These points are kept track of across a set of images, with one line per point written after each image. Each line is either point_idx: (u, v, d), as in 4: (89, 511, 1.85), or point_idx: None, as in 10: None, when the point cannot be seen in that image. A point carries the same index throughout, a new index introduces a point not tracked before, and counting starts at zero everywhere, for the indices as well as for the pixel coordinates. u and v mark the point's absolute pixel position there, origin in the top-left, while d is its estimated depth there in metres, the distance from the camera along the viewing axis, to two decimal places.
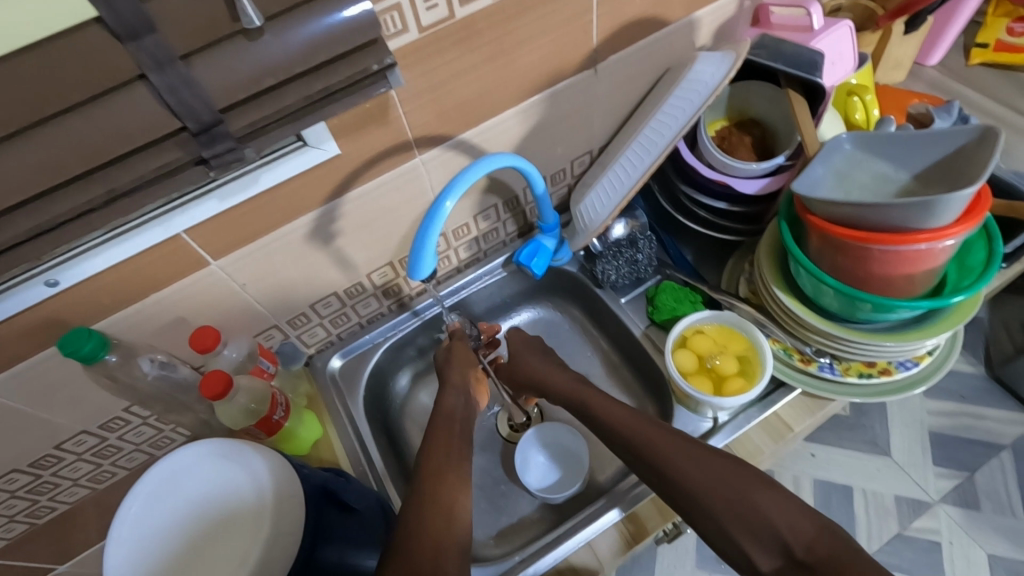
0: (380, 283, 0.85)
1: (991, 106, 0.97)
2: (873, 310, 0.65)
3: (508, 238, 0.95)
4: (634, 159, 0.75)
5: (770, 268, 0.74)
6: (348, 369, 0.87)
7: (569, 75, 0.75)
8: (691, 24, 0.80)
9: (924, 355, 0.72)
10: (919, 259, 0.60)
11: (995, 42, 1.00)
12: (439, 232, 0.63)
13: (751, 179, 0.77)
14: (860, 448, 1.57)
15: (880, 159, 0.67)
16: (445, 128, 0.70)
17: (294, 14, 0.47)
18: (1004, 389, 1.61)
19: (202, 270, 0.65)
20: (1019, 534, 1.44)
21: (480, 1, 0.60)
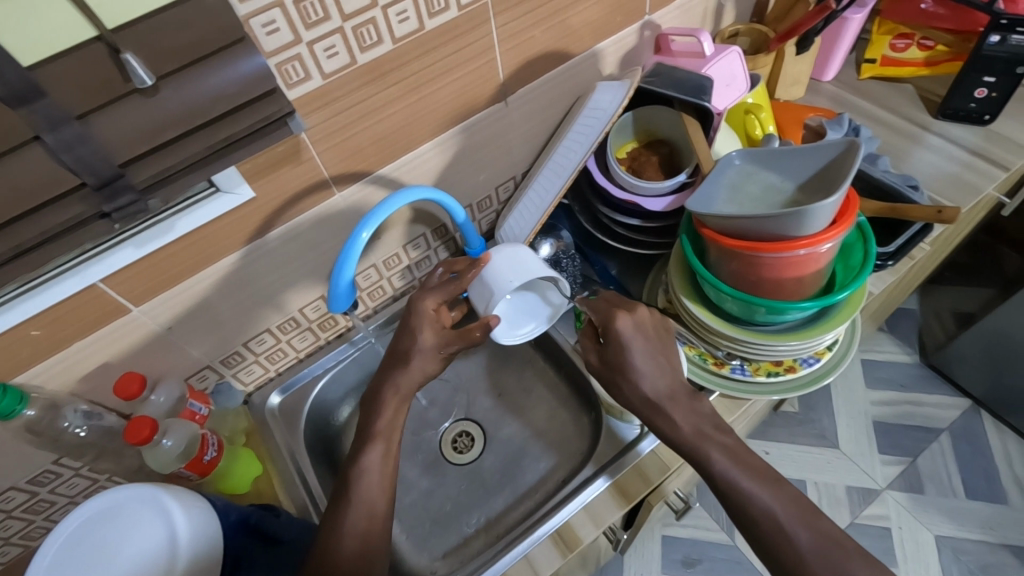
0: (313, 317, 0.87)
1: (882, 115, 1.05)
2: (768, 313, 0.70)
3: (441, 264, 0.98)
4: (546, 183, 0.79)
5: (679, 280, 0.78)
6: (287, 405, 0.88)
7: (481, 108, 0.79)
8: (595, 55, 0.86)
9: (825, 351, 0.77)
10: (802, 264, 0.65)
11: (881, 57, 1.07)
12: (356, 265, 0.66)
13: (659, 197, 0.81)
14: (810, 443, 1.64)
15: (768, 172, 0.72)
16: (362, 165, 0.73)
17: (190, 70, 0.49)
18: (940, 376, 1.70)
19: (123, 316, 0.66)
20: (962, 514, 1.51)
21: (381, 47, 0.63)
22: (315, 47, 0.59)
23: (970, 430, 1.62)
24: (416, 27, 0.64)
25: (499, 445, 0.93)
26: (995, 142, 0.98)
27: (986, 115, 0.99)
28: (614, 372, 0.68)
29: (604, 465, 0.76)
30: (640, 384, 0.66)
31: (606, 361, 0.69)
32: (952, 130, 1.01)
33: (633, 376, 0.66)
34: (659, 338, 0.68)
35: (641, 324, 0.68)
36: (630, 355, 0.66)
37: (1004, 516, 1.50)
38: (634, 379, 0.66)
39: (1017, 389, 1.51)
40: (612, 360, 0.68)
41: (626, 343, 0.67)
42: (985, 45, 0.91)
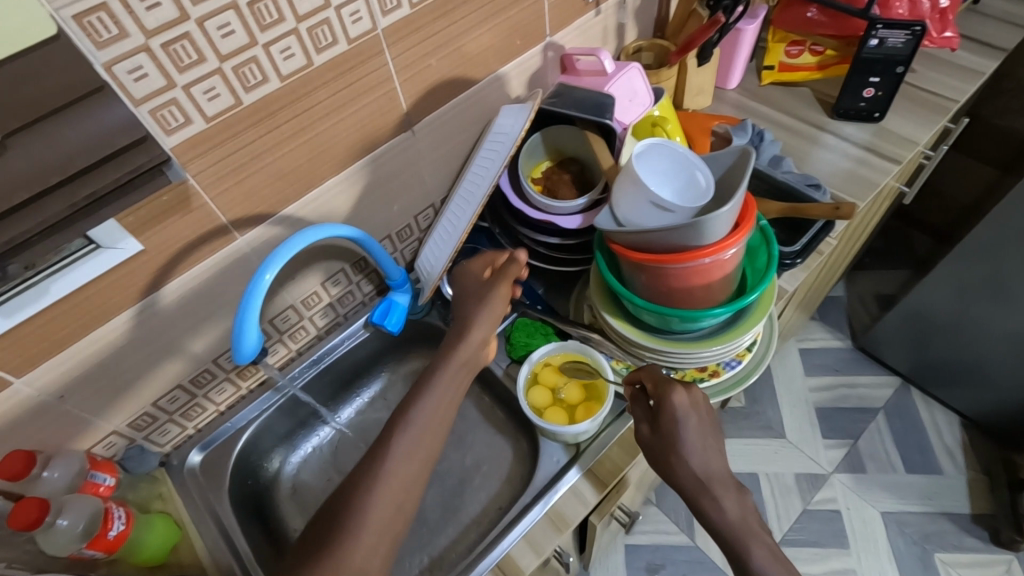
0: (230, 367, 0.83)
1: (784, 119, 1.10)
2: (684, 322, 0.71)
3: (366, 297, 0.95)
4: (457, 211, 0.78)
5: (599, 297, 0.78)
6: (210, 462, 0.84)
7: (386, 139, 0.78)
8: (499, 78, 0.86)
9: (745, 353, 0.79)
10: (708, 271, 0.66)
11: (778, 64, 1.13)
12: (261, 311, 0.63)
13: (572, 216, 0.82)
14: (757, 434, 1.68)
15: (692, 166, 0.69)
16: (262, 206, 0.70)
17: (39, 127, 0.46)
18: (869, 357, 1.78)
19: (4, 389, 0.61)
20: (902, 488, 1.58)
21: (268, 85, 0.62)
22: (192, 90, 0.56)
23: (902, 407, 1.70)
24: (304, 62, 0.63)
25: (440, 479, 0.90)
26: (886, 137, 1.04)
27: (875, 113, 1.05)
28: (659, 448, 0.65)
29: (540, 491, 0.75)
30: (690, 460, 0.63)
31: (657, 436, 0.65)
32: (846, 128, 1.07)
33: (684, 452, 0.63)
34: (711, 418, 0.66)
35: (697, 402, 0.65)
36: (682, 433, 0.63)
37: (940, 485, 1.58)
38: (681, 454, 0.63)
39: (936, 363, 1.59)
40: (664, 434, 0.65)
41: (679, 416, 0.64)
42: (866, 48, 0.98)
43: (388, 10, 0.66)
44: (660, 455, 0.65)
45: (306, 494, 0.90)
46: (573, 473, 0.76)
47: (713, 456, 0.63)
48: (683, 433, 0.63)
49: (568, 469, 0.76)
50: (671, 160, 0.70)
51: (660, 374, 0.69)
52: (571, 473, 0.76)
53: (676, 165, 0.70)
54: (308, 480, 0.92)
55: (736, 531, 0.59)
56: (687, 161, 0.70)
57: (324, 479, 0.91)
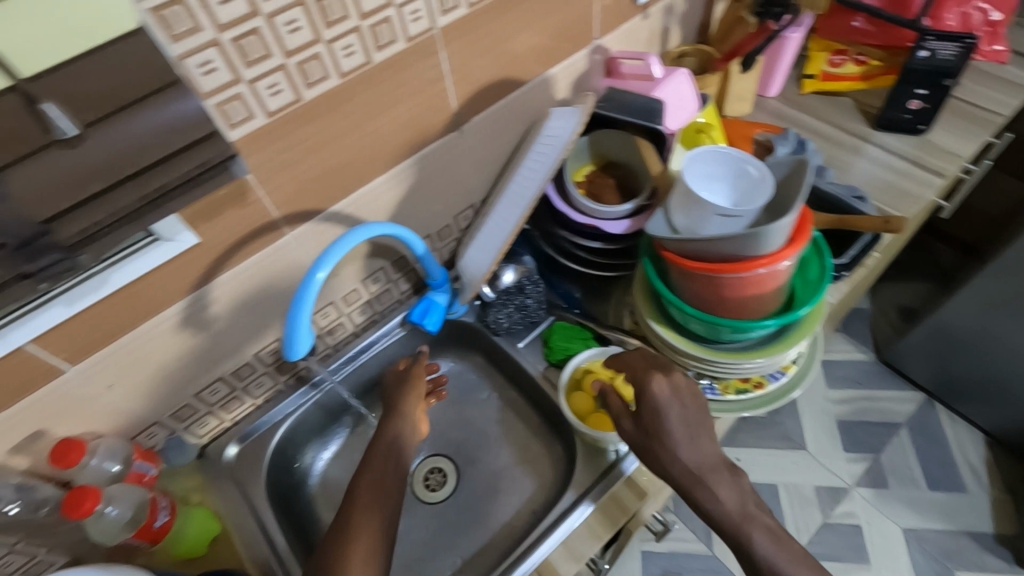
0: (270, 361, 0.83)
1: (825, 128, 1.09)
2: (733, 332, 0.70)
3: (403, 296, 0.95)
4: (505, 212, 0.78)
5: (644, 303, 0.78)
6: (246, 456, 0.83)
7: (434, 139, 0.78)
8: (546, 80, 0.86)
9: (790, 364, 0.78)
10: (762, 283, 0.65)
11: (821, 73, 1.11)
12: (313, 308, 0.63)
13: (618, 220, 0.81)
14: (777, 445, 1.67)
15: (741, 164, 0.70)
16: (312, 202, 0.70)
17: (115, 118, 0.46)
18: (893, 371, 1.76)
19: (58, 377, 0.61)
20: (924, 504, 1.56)
21: (328, 82, 0.61)
22: (257, 86, 0.56)
23: (926, 422, 1.68)
24: (363, 60, 0.63)
25: (471, 480, 0.90)
26: (929, 150, 1.03)
27: (920, 126, 1.04)
28: (645, 445, 0.65)
29: (579, 497, 0.75)
30: (677, 452, 0.62)
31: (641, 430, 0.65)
32: (889, 140, 1.06)
33: (671, 443, 0.63)
34: (696, 403, 0.65)
35: (678, 388, 0.66)
36: (669, 420, 0.63)
37: (962, 503, 1.56)
38: (669, 446, 0.63)
39: (962, 380, 1.57)
40: (649, 427, 0.65)
41: (659, 406, 0.64)
42: (914, 60, 0.96)
43: (447, 10, 0.66)
44: (645, 449, 0.65)
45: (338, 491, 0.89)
46: (587, 507, 0.73)
47: (700, 447, 0.63)
48: (668, 426, 0.63)
49: (581, 501, 0.74)
50: (719, 163, 0.71)
51: (648, 363, 0.69)
52: (583, 507, 0.74)
53: (727, 168, 0.71)
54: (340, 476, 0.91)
55: (785, 546, 0.59)
56: (737, 159, 0.70)
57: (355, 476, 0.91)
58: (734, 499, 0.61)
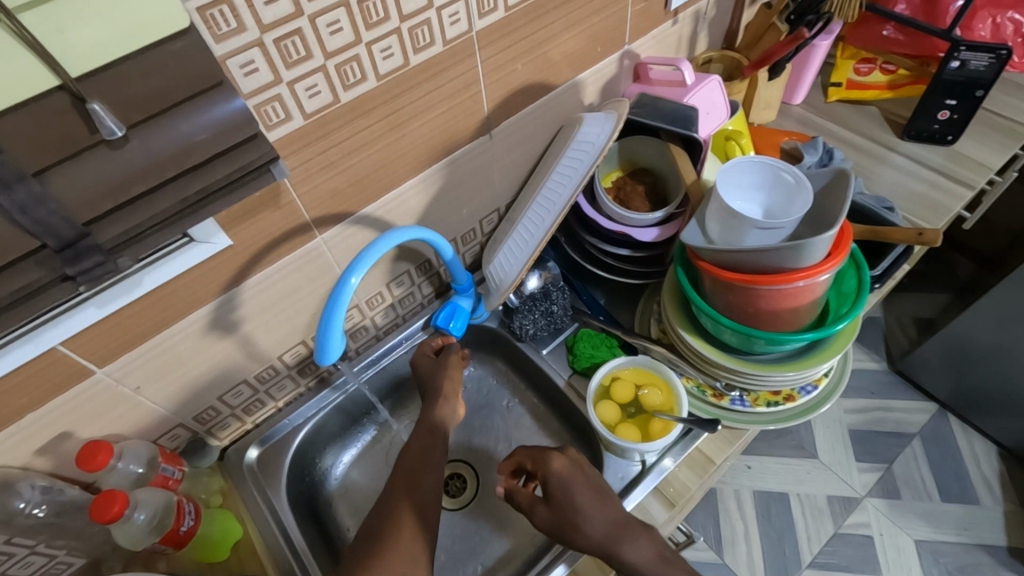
0: (292, 363, 0.82)
1: (851, 137, 1.08)
2: (767, 344, 0.69)
3: (425, 299, 0.95)
4: (535, 218, 0.77)
5: (674, 311, 0.77)
6: (267, 458, 0.82)
7: (464, 142, 0.77)
8: (576, 85, 0.85)
9: (822, 377, 0.76)
10: (800, 295, 0.64)
11: (847, 81, 1.11)
12: (344, 314, 0.62)
13: (648, 228, 0.80)
14: (789, 454, 1.66)
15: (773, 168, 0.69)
16: (343, 205, 0.70)
17: (161, 119, 0.45)
18: (906, 381, 1.75)
19: (87, 378, 0.60)
20: (937, 516, 1.55)
21: (366, 84, 0.61)
22: (297, 87, 0.56)
23: (939, 433, 1.67)
24: (401, 63, 0.62)
25: (492, 486, 0.89)
26: (956, 161, 1.02)
27: (948, 136, 1.02)
28: (561, 524, 0.63)
29: None
30: (585, 529, 0.61)
31: (555, 511, 0.63)
32: (916, 150, 1.05)
33: (580, 519, 0.62)
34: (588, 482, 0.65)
35: (575, 463, 0.67)
36: (578, 495, 0.63)
37: (976, 515, 1.55)
38: (583, 520, 0.61)
39: (976, 392, 1.56)
40: (557, 507, 0.63)
41: (567, 481, 0.64)
42: (946, 70, 0.96)
43: (485, 13, 0.65)
44: (569, 528, 0.62)
45: (358, 495, 0.88)
46: (562, 569, 0.71)
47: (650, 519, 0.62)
48: (586, 499, 0.63)
49: (554, 565, 0.72)
50: (754, 171, 0.71)
51: (531, 449, 0.69)
52: None
53: (761, 175, 0.70)
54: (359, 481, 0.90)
55: None
56: (771, 166, 0.69)
57: (375, 481, 0.90)
58: (658, 552, 0.59)
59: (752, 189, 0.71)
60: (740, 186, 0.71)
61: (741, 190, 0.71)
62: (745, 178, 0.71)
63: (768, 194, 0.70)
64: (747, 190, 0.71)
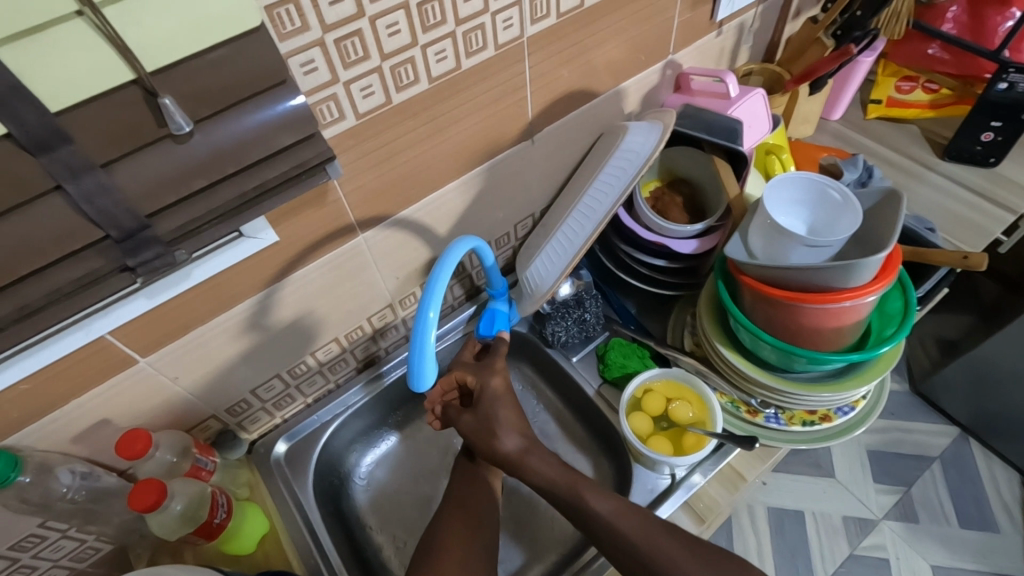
0: (324, 360, 0.82)
1: (890, 156, 1.06)
2: (808, 363, 0.68)
3: (456, 301, 0.95)
4: (575, 226, 0.76)
5: (710, 324, 0.76)
6: (295, 453, 0.83)
7: (505, 147, 0.77)
8: (619, 93, 0.85)
9: (859, 399, 0.75)
10: (845, 315, 0.63)
11: (887, 98, 1.09)
12: (434, 341, 0.62)
13: (686, 240, 0.80)
14: (806, 472, 1.64)
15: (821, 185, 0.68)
16: (386, 206, 0.70)
17: (226, 115, 0.45)
18: (928, 404, 1.72)
19: (129, 368, 0.61)
20: (956, 543, 1.52)
21: (417, 86, 0.61)
22: (352, 87, 0.56)
23: (960, 458, 1.64)
24: (453, 66, 0.62)
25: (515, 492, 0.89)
26: (998, 184, 1.00)
27: (990, 158, 1.01)
28: (481, 432, 0.67)
29: None
30: (503, 443, 0.65)
31: (476, 421, 0.68)
32: (957, 171, 1.03)
33: (498, 432, 0.66)
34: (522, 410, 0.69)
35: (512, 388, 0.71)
36: (500, 411, 0.67)
37: (995, 544, 1.52)
38: (500, 434, 0.65)
39: (1001, 419, 1.53)
40: (483, 420, 0.67)
41: (498, 398, 0.68)
42: (992, 92, 0.94)
43: (537, 19, 0.65)
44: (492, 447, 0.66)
45: (383, 494, 0.88)
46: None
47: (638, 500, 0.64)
48: (509, 417, 0.67)
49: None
50: (800, 187, 0.69)
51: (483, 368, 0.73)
52: None
53: (808, 191, 0.69)
54: (383, 480, 0.90)
55: None
56: (819, 182, 0.68)
57: (399, 481, 0.90)
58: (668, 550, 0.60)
59: (799, 206, 0.70)
60: (787, 203, 0.70)
61: (787, 207, 0.70)
62: (791, 194, 0.70)
63: (815, 211, 0.69)
64: (793, 207, 0.70)
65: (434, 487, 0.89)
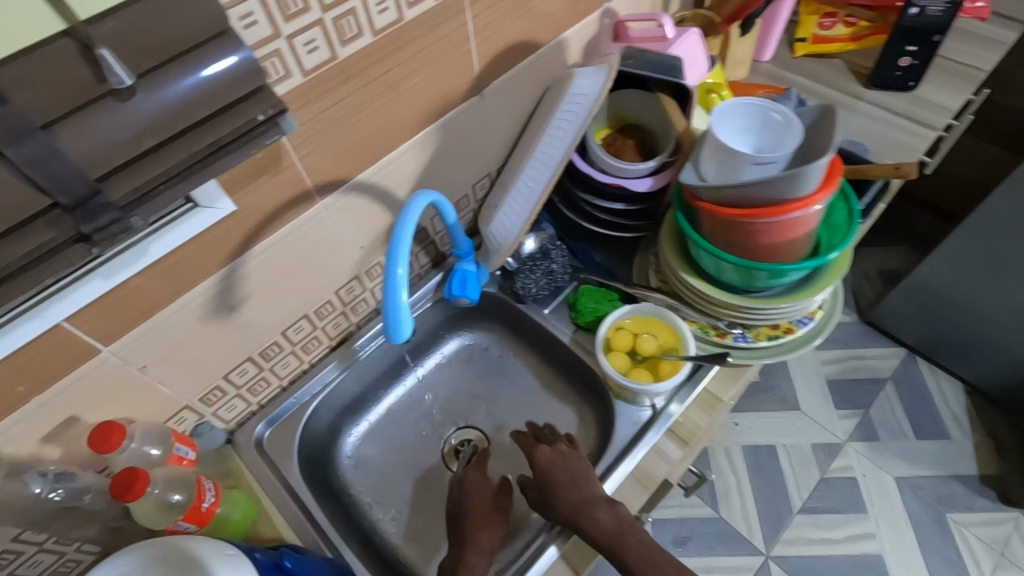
0: (296, 339, 0.81)
1: (821, 89, 1.12)
2: (768, 277, 0.71)
3: (422, 270, 0.94)
4: (533, 174, 0.77)
5: (673, 255, 0.79)
6: (277, 438, 0.81)
7: (456, 103, 0.77)
8: (561, 43, 0.86)
9: (816, 310, 0.78)
10: (797, 226, 0.67)
11: (812, 36, 1.15)
12: (406, 291, 0.61)
13: (641, 178, 0.81)
14: (773, 408, 1.72)
15: (761, 112, 0.72)
16: (342, 170, 0.69)
17: (170, 67, 0.44)
18: (877, 331, 1.82)
19: (92, 359, 0.58)
20: (914, 454, 1.63)
21: (362, 40, 0.60)
22: (295, 41, 0.55)
23: (910, 377, 1.75)
24: (395, 17, 0.61)
25: (503, 449, 0.91)
26: (918, 105, 1.07)
27: (909, 82, 1.07)
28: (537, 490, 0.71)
29: (625, 450, 0.76)
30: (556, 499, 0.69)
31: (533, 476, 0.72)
32: (881, 97, 1.09)
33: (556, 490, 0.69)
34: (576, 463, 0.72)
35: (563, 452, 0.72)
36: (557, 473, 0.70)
37: (949, 450, 1.64)
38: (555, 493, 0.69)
39: (943, 335, 1.64)
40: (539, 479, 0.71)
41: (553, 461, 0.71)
42: (906, 17, 0.99)
43: None
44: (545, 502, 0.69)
45: (372, 469, 0.88)
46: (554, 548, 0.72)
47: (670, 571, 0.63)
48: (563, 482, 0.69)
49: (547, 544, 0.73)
50: (744, 115, 0.73)
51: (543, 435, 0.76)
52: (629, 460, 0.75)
53: (750, 117, 0.72)
54: (370, 455, 0.90)
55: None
56: (759, 107, 0.72)
57: (387, 455, 0.90)
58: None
59: (745, 132, 0.73)
60: (735, 129, 0.73)
61: (735, 133, 0.73)
62: (736, 122, 0.73)
63: (760, 134, 0.72)
64: (741, 135, 0.73)
65: (422, 455, 0.90)
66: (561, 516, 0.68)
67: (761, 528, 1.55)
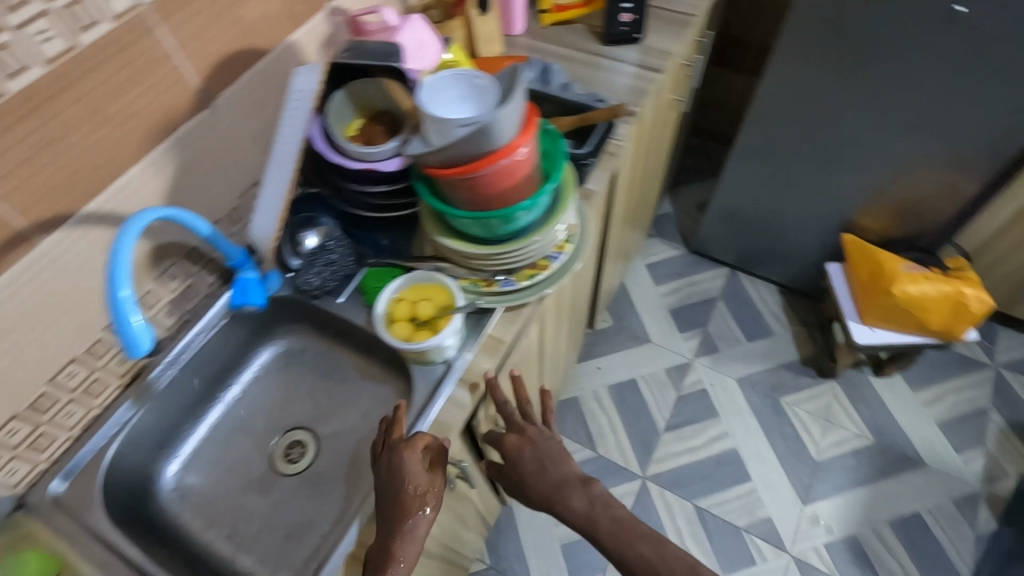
0: (73, 385, 0.80)
1: (569, 53, 1.24)
2: (507, 223, 0.80)
3: (212, 290, 0.95)
4: (277, 172, 0.80)
5: (431, 224, 0.86)
6: (76, 489, 0.78)
7: (183, 119, 0.78)
8: (291, 46, 0.89)
9: (564, 244, 0.90)
10: (514, 172, 0.76)
11: (552, 6, 1.27)
12: (139, 309, 0.62)
13: (390, 158, 0.87)
14: (629, 345, 1.88)
15: (471, 81, 0.79)
16: (61, 203, 0.68)
17: None
18: (702, 257, 2.04)
19: None
20: (749, 355, 1.85)
21: (31, 71, 0.61)
22: None
23: (734, 290, 1.98)
24: (65, 45, 0.63)
25: (331, 442, 0.93)
26: (648, 54, 1.23)
27: (635, 35, 1.23)
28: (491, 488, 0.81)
29: (421, 410, 0.82)
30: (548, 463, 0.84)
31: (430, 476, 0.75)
32: (618, 52, 1.23)
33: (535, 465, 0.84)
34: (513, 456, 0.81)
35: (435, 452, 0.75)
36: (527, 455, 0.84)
37: (775, 344, 1.87)
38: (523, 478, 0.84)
39: (748, 247, 1.87)
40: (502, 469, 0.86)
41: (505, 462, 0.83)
42: None
43: None
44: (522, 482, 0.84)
45: (197, 495, 0.88)
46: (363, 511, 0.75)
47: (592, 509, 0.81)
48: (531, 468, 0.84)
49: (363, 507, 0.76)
50: (456, 86, 0.80)
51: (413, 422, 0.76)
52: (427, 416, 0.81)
53: (461, 87, 0.79)
54: (194, 482, 0.89)
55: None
56: (467, 78, 0.79)
57: (212, 479, 0.90)
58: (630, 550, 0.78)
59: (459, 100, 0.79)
60: (450, 100, 0.79)
61: (450, 104, 0.79)
62: (451, 94, 0.79)
63: (472, 99, 0.79)
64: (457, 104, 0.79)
65: (248, 469, 0.91)
66: (536, 499, 0.84)
67: (635, 455, 1.69)
